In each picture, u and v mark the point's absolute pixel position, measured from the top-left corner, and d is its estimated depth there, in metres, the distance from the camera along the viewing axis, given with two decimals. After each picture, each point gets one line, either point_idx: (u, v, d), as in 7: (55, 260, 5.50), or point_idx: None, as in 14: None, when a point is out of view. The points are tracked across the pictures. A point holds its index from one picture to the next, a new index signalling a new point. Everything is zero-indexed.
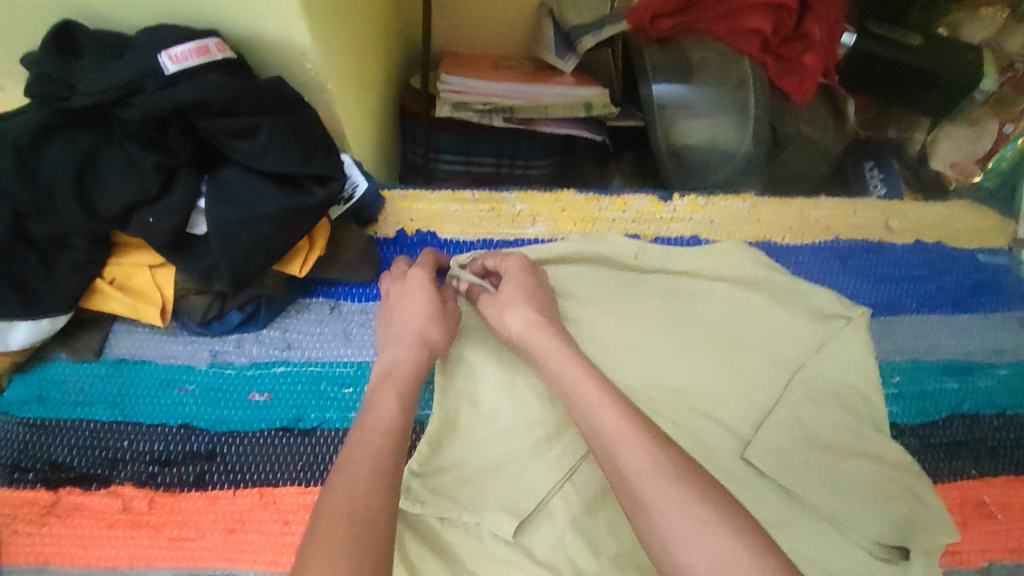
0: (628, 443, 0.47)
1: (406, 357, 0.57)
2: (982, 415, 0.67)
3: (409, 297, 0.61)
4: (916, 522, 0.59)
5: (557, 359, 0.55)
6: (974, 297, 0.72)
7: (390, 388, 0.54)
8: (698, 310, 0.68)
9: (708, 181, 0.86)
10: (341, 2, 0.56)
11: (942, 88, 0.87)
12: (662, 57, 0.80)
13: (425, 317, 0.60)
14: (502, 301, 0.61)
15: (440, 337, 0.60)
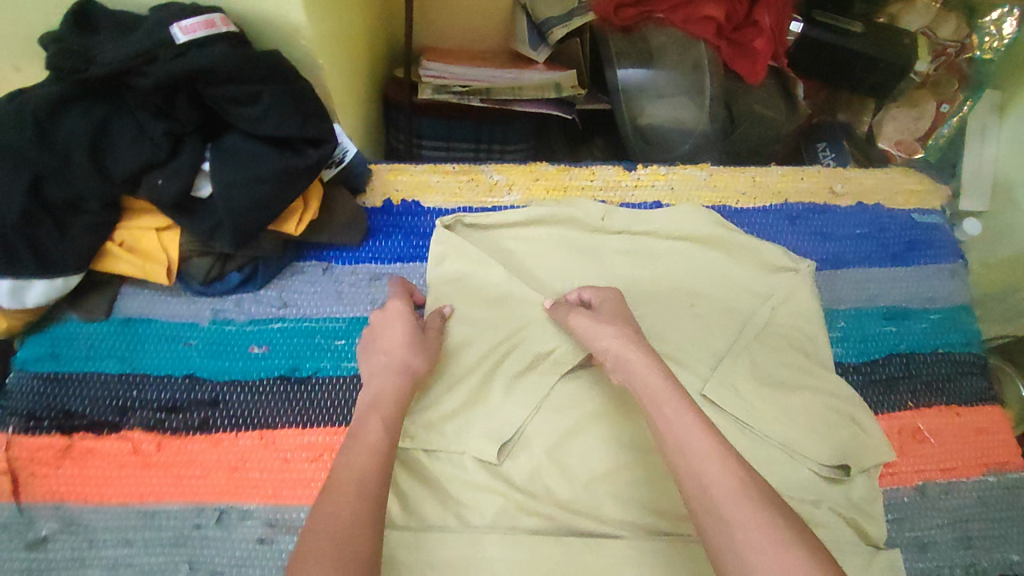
0: (708, 464, 0.47)
1: (389, 385, 0.57)
2: (917, 353, 0.75)
3: (392, 328, 0.62)
4: (854, 444, 0.67)
5: (644, 377, 0.55)
6: (910, 252, 0.80)
7: (376, 412, 0.54)
8: (661, 266, 0.75)
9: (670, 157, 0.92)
10: None
11: (883, 70, 0.95)
12: (626, 44, 0.86)
13: (406, 348, 0.60)
14: (597, 325, 0.62)
15: (422, 367, 0.60)
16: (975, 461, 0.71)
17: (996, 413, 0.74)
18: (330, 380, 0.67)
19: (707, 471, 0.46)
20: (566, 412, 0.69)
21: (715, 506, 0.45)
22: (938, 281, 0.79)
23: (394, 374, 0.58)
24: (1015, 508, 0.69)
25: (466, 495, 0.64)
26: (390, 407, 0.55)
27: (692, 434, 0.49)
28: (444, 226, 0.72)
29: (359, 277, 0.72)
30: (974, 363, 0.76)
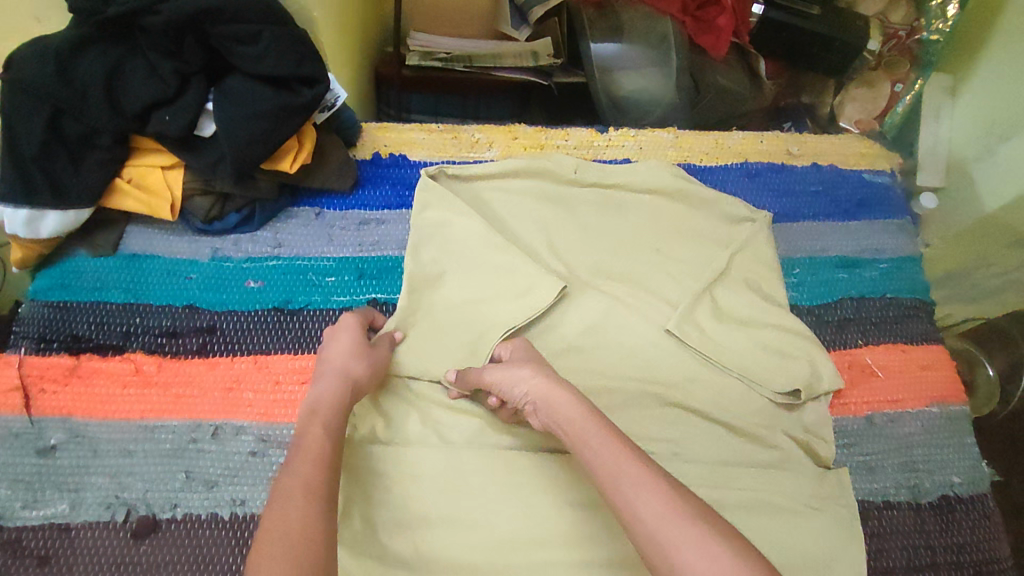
0: (645, 494, 0.46)
1: (329, 391, 0.59)
2: (868, 298, 0.80)
3: (336, 338, 0.64)
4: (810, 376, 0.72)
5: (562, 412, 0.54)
6: (862, 208, 0.86)
7: (317, 418, 0.55)
8: (628, 215, 0.81)
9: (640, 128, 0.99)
10: None
11: (839, 50, 1.03)
12: (598, 17, 0.94)
13: (350, 354, 0.62)
14: (514, 368, 0.60)
15: (364, 374, 0.62)
16: (922, 393, 0.76)
17: (941, 351, 0.79)
18: (321, 311, 0.73)
19: (646, 503, 0.45)
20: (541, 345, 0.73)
21: (655, 539, 0.43)
22: (888, 234, 0.85)
23: (336, 378, 0.60)
24: (958, 437, 0.74)
25: (442, 416, 0.69)
26: (331, 412, 0.56)
27: (622, 462, 0.48)
28: (428, 175, 0.78)
29: (349, 222, 0.78)
30: (921, 308, 0.81)
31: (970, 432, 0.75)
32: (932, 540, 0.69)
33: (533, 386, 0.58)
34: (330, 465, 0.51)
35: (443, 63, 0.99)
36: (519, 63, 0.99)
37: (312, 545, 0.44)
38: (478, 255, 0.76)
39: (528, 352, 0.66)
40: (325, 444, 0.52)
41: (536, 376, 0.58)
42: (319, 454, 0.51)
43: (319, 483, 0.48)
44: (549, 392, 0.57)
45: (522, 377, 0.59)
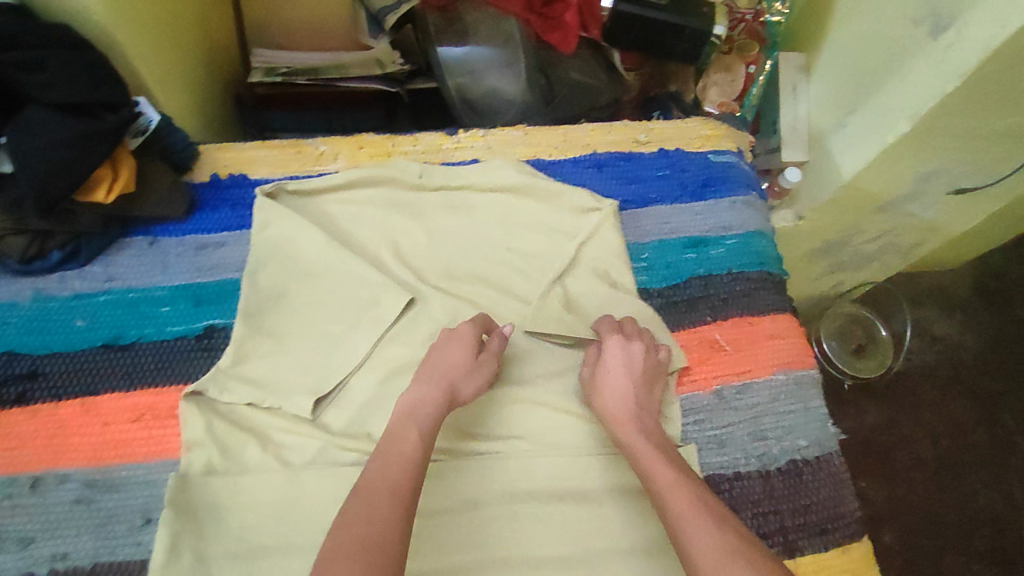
0: (693, 525, 0.54)
1: (429, 395, 0.63)
2: (715, 275, 0.83)
3: (450, 348, 0.67)
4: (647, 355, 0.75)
5: (638, 451, 0.63)
6: (707, 188, 0.89)
7: (413, 423, 0.60)
8: (475, 216, 0.81)
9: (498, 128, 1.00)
10: None
11: (689, 37, 1.05)
12: (443, 21, 0.95)
13: (463, 369, 0.66)
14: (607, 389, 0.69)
15: (468, 388, 0.66)
16: (768, 362, 0.79)
17: (787, 320, 0.82)
18: (155, 344, 0.70)
19: (695, 533, 0.53)
20: (393, 353, 0.72)
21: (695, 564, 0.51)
22: (732, 211, 0.88)
23: (433, 384, 0.64)
24: (804, 400, 0.78)
25: (284, 439, 0.68)
26: (428, 419, 0.61)
27: (679, 499, 0.56)
28: (263, 194, 0.77)
29: (185, 248, 0.76)
30: (768, 279, 0.84)
31: (817, 395, 0.79)
32: (781, 505, 0.72)
33: (615, 413, 0.67)
34: (414, 467, 0.56)
35: (284, 78, 0.95)
36: (365, 71, 0.97)
37: (382, 549, 0.50)
38: (323, 271, 0.75)
39: (621, 369, 0.70)
40: (420, 451, 0.58)
41: (621, 406, 0.67)
42: (409, 458, 0.57)
43: (404, 490, 0.54)
44: (631, 423, 0.66)
45: (611, 401, 0.68)
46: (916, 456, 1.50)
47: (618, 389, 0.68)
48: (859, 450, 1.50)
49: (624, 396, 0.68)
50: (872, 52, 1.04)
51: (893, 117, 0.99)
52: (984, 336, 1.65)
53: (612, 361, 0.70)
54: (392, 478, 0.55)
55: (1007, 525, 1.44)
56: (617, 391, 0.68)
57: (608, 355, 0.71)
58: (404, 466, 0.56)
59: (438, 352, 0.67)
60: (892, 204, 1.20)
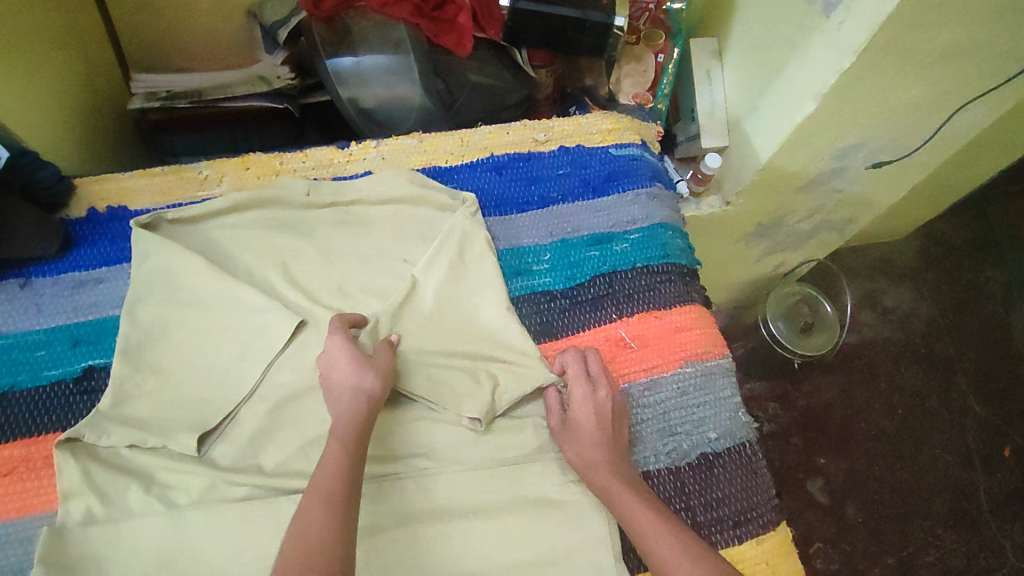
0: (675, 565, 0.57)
1: (345, 408, 0.61)
2: (618, 271, 0.82)
3: (337, 364, 0.64)
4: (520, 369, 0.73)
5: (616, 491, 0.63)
6: (609, 182, 0.88)
7: (332, 436, 0.59)
8: (368, 230, 0.80)
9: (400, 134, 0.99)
10: None
11: (590, 31, 1.02)
12: (330, 33, 0.93)
13: (357, 371, 0.63)
14: (572, 432, 0.67)
15: (375, 384, 0.63)
16: (676, 356, 0.77)
17: (694, 311, 0.81)
18: (28, 391, 0.67)
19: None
20: (284, 379, 0.70)
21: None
22: (635, 205, 0.87)
23: (341, 396, 0.62)
24: (715, 391, 0.77)
25: (170, 479, 0.65)
26: (347, 426, 0.59)
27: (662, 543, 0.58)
28: (139, 225, 0.74)
29: (60, 287, 0.73)
30: (673, 271, 0.83)
31: (726, 385, 0.78)
32: (692, 500, 0.70)
33: (588, 461, 0.65)
34: (351, 479, 0.56)
35: (164, 101, 0.93)
36: (251, 90, 0.94)
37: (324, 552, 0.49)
38: (207, 301, 0.72)
39: (590, 415, 0.68)
40: (345, 462, 0.56)
41: (594, 451, 0.65)
42: (343, 462, 0.56)
43: (336, 495, 0.54)
44: (604, 468, 0.65)
45: (584, 448, 0.66)
46: (876, 426, 1.51)
47: (588, 436, 0.66)
48: (816, 427, 1.51)
49: (595, 441, 0.66)
50: (777, 33, 1.02)
51: (798, 96, 0.99)
52: (935, 302, 1.66)
53: (580, 407, 0.68)
54: (324, 484, 0.54)
55: (967, 488, 1.45)
56: (588, 440, 0.66)
57: (576, 401, 0.68)
58: (331, 473, 0.55)
59: (327, 372, 0.64)
60: (818, 180, 1.19)
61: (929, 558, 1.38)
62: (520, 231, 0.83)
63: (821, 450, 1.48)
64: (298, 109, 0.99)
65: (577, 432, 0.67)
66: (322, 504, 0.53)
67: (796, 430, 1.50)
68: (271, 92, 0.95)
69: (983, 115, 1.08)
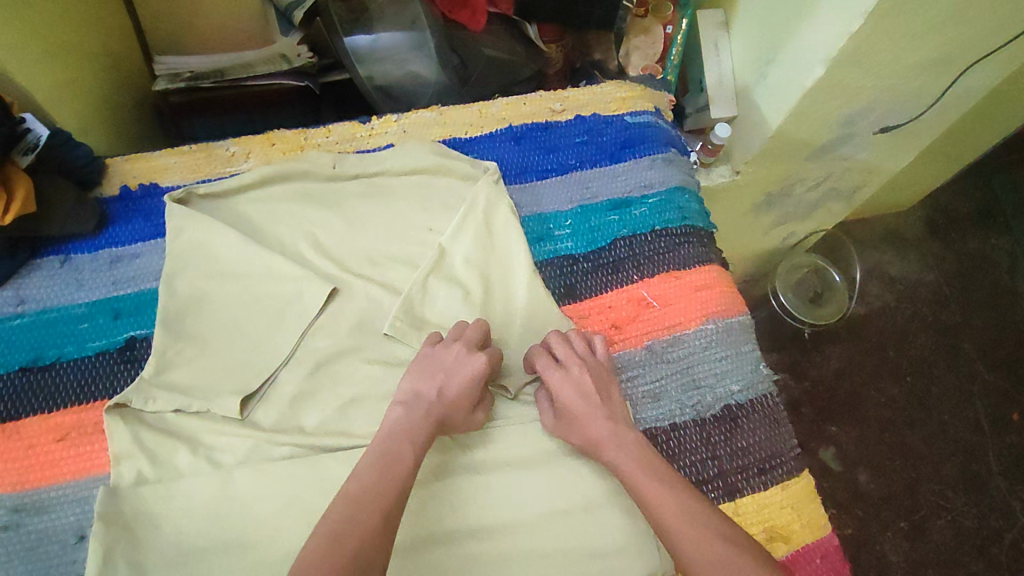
0: (693, 546, 0.53)
1: (420, 417, 0.61)
2: (638, 234, 0.84)
3: (455, 373, 0.65)
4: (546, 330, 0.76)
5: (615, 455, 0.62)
6: (625, 149, 0.90)
7: (406, 438, 0.59)
8: (393, 201, 0.82)
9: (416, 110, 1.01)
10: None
11: (601, 4, 1.03)
12: (346, 11, 0.95)
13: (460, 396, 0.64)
14: (564, 416, 0.67)
15: (458, 413, 0.64)
16: (697, 313, 0.80)
17: (713, 271, 0.83)
18: (75, 361, 0.69)
19: (693, 553, 0.52)
20: (320, 345, 0.72)
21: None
22: (652, 170, 0.89)
23: (430, 407, 0.62)
24: (737, 345, 0.79)
25: (214, 441, 0.67)
26: (420, 434, 0.60)
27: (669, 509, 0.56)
28: (173, 200, 0.76)
29: (99, 263, 0.75)
30: (691, 233, 0.85)
31: (747, 340, 0.80)
32: (718, 450, 0.73)
33: (595, 441, 0.64)
34: (405, 492, 0.55)
35: (189, 82, 0.94)
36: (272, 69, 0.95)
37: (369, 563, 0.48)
38: (243, 273, 0.74)
39: (573, 394, 0.66)
40: (410, 475, 0.56)
41: (596, 429, 0.64)
42: (400, 479, 0.55)
43: (392, 510, 0.53)
44: (614, 442, 0.63)
45: (586, 432, 0.65)
46: (886, 395, 1.53)
47: (582, 418, 0.65)
48: (827, 395, 1.53)
49: (590, 420, 0.65)
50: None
51: (806, 63, 1.00)
52: (942, 271, 1.68)
53: (560, 388, 0.67)
54: (381, 491, 0.53)
55: (978, 453, 1.47)
56: (583, 420, 0.65)
57: (556, 384, 0.67)
58: (390, 483, 0.54)
59: (433, 373, 0.65)
60: (825, 148, 1.21)
61: (941, 521, 1.40)
62: (540, 199, 0.85)
63: (833, 420, 1.50)
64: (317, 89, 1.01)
65: (569, 415, 0.66)
66: (370, 515, 0.51)
67: (808, 400, 1.53)
68: (290, 71, 0.97)
69: (989, 77, 1.09)
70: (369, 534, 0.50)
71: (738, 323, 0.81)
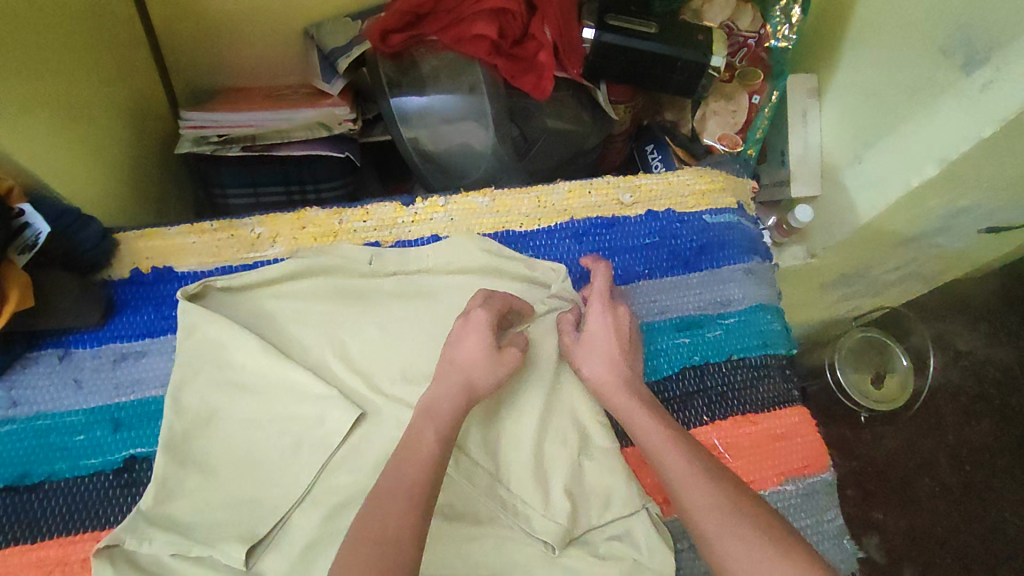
0: (691, 489, 0.55)
1: (447, 394, 0.59)
2: (711, 363, 0.72)
3: (469, 338, 0.63)
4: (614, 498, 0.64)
5: (628, 414, 0.62)
6: (702, 256, 0.78)
7: (430, 421, 0.57)
8: (435, 303, 0.72)
9: (464, 180, 0.90)
10: (20, 64, 0.58)
11: (683, 69, 0.89)
12: (397, 71, 0.85)
13: (486, 359, 0.62)
14: (587, 354, 0.66)
15: (484, 375, 0.61)
16: (773, 472, 0.69)
17: (797, 415, 0.72)
18: (65, 482, 0.62)
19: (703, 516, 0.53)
20: (340, 484, 0.62)
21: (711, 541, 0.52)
22: (731, 284, 0.77)
23: (458, 377, 0.61)
24: (817, 513, 0.68)
25: None
26: (444, 415, 0.58)
27: (692, 486, 0.55)
28: (185, 296, 0.67)
29: (102, 361, 0.67)
30: (772, 365, 0.74)
31: (830, 505, 0.69)
32: None
33: (601, 379, 0.64)
34: (436, 468, 0.54)
35: (217, 149, 0.85)
36: (309, 137, 0.87)
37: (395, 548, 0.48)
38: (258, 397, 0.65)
39: (606, 331, 0.67)
40: (436, 451, 0.55)
41: (606, 370, 0.64)
42: (426, 461, 0.54)
43: (421, 491, 0.52)
44: (620, 391, 0.63)
45: (599, 370, 0.65)
46: (941, 483, 1.23)
47: (599, 356, 0.65)
48: (872, 479, 1.24)
49: (606, 360, 0.65)
50: (897, 76, 0.89)
51: (918, 158, 0.83)
52: None
53: (595, 327, 0.67)
54: (408, 478, 0.52)
55: None
56: (601, 356, 0.65)
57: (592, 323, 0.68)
58: (415, 466, 0.53)
59: (452, 351, 0.63)
60: (919, 237, 1.02)
61: None
62: None
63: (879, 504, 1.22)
64: (357, 155, 0.92)
65: (587, 362, 0.66)
66: (394, 501, 0.50)
67: (854, 481, 1.24)
68: (330, 137, 0.89)
69: None
70: (408, 511, 0.50)
71: (823, 482, 0.70)
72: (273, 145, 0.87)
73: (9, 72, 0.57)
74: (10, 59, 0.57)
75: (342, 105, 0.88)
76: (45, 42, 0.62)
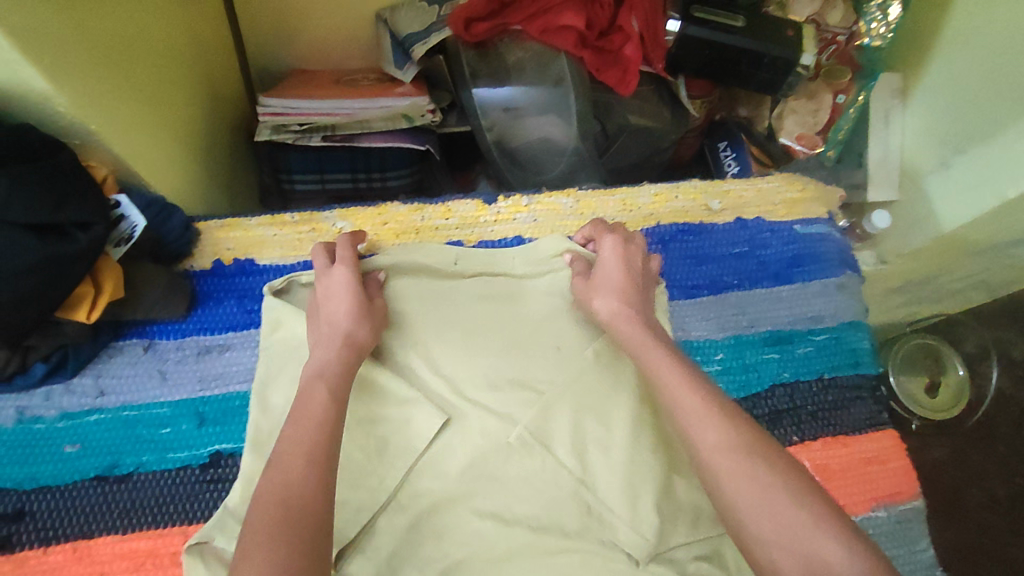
0: (735, 475, 0.44)
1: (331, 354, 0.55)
2: (801, 381, 0.70)
3: (335, 298, 0.60)
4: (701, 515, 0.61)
5: (639, 352, 0.55)
6: (793, 269, 0.75)
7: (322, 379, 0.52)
8: (520, 306, 0.71)
9: (539, 176, 0.89)
10: (114, 50, 0.57)
11: (769, 65, 0.85)
12: (480, 62, 0.82)
13: (352, 318, 0.59)
14: (586, 289, 0.64)
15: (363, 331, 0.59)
16: (866, 497, 0.67)
17: (890, 438, 0.70)
18: (155, 474, 0.62)
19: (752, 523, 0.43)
20: (423, 487, 0.62)
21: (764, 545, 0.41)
22: (823, 299, 0.74)
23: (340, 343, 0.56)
24: (910, 542, 0.66)
25: None
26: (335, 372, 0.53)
27: (736, 478, 0.44)
28: (271, 290, 0.66)
29: (186, 353, 0.66)
30: (864, 386, 0.71)
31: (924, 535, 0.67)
32: None
33: (634, 338, 0.56)
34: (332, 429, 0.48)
35: (298, 138, 0.83)
36: (388, 128, 0.85)
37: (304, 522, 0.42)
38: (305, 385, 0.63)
39: (617, 261, 0.64)
40: None
41: (615, 301, 0.60)
42: (320, 418, 0.48)
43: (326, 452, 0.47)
44: (628, 320, 0.59)
45: (606, 299, 0.61)
46: None
47: (610, 287, 0.61)
48: None
49: (617, 292, 0.61)
50: (997, 75, 0.84)
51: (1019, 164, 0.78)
52: None
53: (604, 263, 0.64)
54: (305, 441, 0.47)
55: None
56: (611, 288, 0.62)
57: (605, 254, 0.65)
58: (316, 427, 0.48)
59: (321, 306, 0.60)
60: None
61: None
62: (686, 322, 0.71)
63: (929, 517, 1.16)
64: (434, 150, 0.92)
65: (599, 297, 0.62)
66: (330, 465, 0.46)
67: None
68: (409, 129, 0.87)
69: None
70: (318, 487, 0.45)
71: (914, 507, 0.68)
72: (350, 136, 0.85)
73: (105, 59, 0.55)
74: (108, 49, 0.56)
75: (421, 94, 0.85)
76: (136, 27, 0.60)
